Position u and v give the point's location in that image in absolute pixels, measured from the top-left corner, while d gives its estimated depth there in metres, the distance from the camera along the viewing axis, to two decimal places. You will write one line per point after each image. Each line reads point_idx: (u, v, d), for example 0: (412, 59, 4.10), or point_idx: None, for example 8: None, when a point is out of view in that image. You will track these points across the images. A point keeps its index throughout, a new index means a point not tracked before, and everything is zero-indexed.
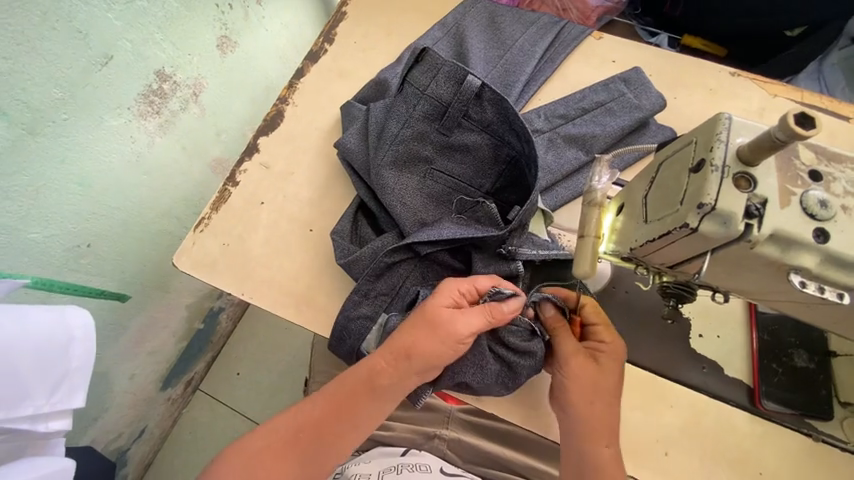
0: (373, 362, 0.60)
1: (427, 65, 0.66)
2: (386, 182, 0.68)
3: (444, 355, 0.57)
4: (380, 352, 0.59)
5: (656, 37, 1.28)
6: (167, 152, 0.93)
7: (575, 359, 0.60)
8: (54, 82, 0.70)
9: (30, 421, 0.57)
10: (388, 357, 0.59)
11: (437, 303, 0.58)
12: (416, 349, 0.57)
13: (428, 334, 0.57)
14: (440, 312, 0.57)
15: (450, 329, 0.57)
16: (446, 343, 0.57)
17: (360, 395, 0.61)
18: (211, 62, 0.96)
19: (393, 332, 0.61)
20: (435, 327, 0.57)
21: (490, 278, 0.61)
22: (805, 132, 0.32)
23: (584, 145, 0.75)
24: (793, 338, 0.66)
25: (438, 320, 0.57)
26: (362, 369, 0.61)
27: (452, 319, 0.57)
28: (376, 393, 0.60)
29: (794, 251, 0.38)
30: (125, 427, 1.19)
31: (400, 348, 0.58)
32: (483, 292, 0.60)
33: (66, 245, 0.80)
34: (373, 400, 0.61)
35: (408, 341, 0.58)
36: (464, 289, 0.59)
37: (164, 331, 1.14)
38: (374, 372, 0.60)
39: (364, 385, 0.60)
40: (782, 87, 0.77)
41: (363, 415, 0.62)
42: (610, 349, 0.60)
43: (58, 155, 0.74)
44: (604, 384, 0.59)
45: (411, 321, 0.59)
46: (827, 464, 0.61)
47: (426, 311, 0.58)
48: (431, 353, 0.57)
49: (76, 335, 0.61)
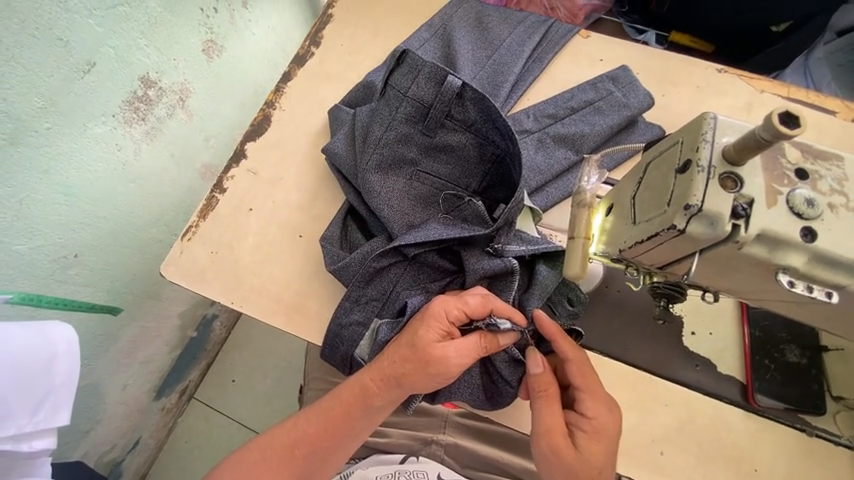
0: (365, 381, 0.59)
1: (407, 67, 0.65)
2: (371, 185, 0.67)
3: (436, 385, 0.57)
4: (371, 373, 0.59)
5: (644, 35, 1.28)
6: (153, 159, 0.92)
7: (553, 440, 0.58)
8: (36, 90, 0.68)
9: (12, 442, 0.56)
10: (377, 379, 0.59)
11: (427, 335, 0.56)
12: (407, 377, 0.57)
13: (419, 367, 0.56)
14: (430, 344, 0.56)
15: (442, 364, 0.56)
16: (437, 375, 0.56)
17: (351, 412, 0.61)
18: (197, 67, 0.94)
19: (383, 348, 0.61)
20: (425, 359, 0.56)
21: (481, 301, 0.57)
22: (788, 131, 0.31)
23: (573, 144, 0.74)
24: (785, 334, 0.66)
25: (427, 351, 0.56)
26: (354, 386, 0.60)
27: (444, 352, 0.56)
28: (367, 410, 0.60)
29: (781, 251, 0.38)
30: (119, 439, 1.17)
31: (391, 373, 0.58)
32: (473, 316, 0.57)
33: (51, 257, 0.79)
34: (365, 417, 0.61)
35: (400, 369, 0.57)
36: (453, 316, 0.57)
37: (156, 340, 1.12)
38: (363, 392, 0.60)
39: (356, 402, 0.60)
40: (769, 83, 0.77)
41: (355, 430, 0.62)
42: (591, 428, 0.57)
43: (42, 166, 0.73)
44: (585, 470, 0.57)
45: (402, 349, 0.57)
46: (821, 459, 0.61)
47: (415, 343, 0.56)
48: (422, 385, 0.57)
49: (59, 351, 0.59)
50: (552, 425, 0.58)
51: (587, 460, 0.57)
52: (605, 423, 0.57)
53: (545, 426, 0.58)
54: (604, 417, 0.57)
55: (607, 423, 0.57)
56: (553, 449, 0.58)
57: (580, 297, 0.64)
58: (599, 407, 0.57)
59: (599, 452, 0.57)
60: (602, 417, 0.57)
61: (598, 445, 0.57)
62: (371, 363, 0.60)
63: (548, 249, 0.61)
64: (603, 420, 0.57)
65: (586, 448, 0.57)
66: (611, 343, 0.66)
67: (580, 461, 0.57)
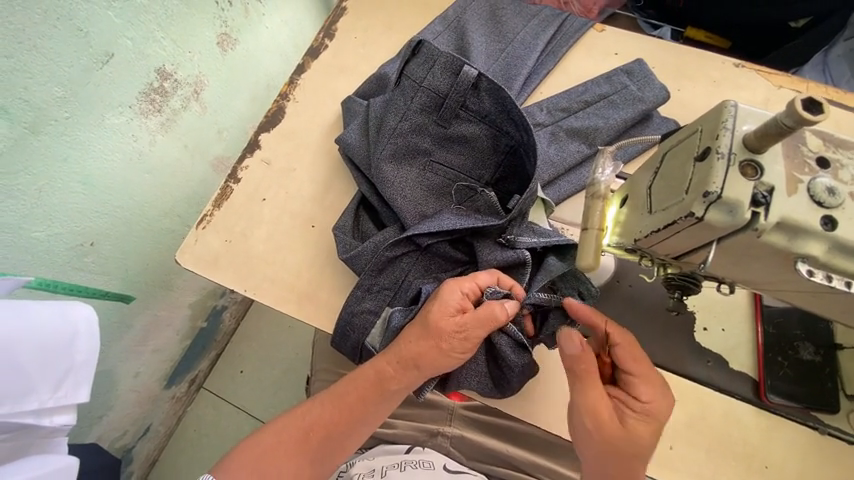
0: (381, 366, 0.60)
1: (423, 57, 0.65)
2: (384, 175, 0.67)
3: (452, 362, 0.58)
4: (387, 357, 0.60)
5: (659, 30, 1.26)
6: (168, 150, 0.93)
7: (599, 416, 0.57)
8: (56, 80, 0.70)
9: (34, 416, 0.59)
10: (394, 362, 0.59)
11: (440, 309, 0.57)
12: (422, 356, 0.58)
13: (435, 344, 0.57)
14: (442, 319, 0.57)
15: (456, 338, 0.57)
16: (453, 349, 0.57)
17: (368, 397, 0.61)
18: (211, 60, 0.95)
19: (396, 336, 0.61)
20: (439, 334, 0.57)
21: (488, 273, 0.60)
22: (811, 117, 0.31)
23: (587, 138, 0.74)
24: (799, 331, 0.66)
25: (441, 326, 0.57)
26: (369, 372, 0.61)
27: (457, 328, 0.57)
28: (383, 395, 0.61)
29: (800, 240, 0.37)
30: (130, 426, 1.19)
31: (407, 355, 0.58)
32: (483, 288, 0.60)
33: (69, 244, 0.81)
34: (382, 401, 0.62)
35: (415, 349, 0.58)
36: (467, 291, 0.59)
37: (168, 329, 1.14)
38: (380, 377, 0.60)
39: (372, 387, 0.61)
40: (787, 78, 0.76)
41: (371, 416, 0.63)
42: (643, 410, 0.57)
43: (61, 155, 0.74)
44: (630, 448, 0.57)
45: (416, 329, 0.58)
46: (832, 457, 0.60)
47: (429, 321, 0.57)
48: (437, 361, 0.58)
49: (79, 329, 0.62)
50: (600, 404, 0.57)
51: (632, 439, 0.57)
52: (655, 408, 0.57)
53: (592, 405, 0.57)
54: (657, 400, 0.58)
55: (660, 407, 0.57)
56: (598, 426, 0.57)
57: (592, 291, 0.63)
58: (653, 391, 0.58)
59: (649, 432, 0.57)
60: (656, 400, 0.57)
61: (646, 428, 0.57)
62: (387, 349, 0.60)
63: (560, 242, 0.61)
64: (654, 403, 0.57)
65: (634, 428, 0.57)
66: None
67: (627, 439, 0.57)
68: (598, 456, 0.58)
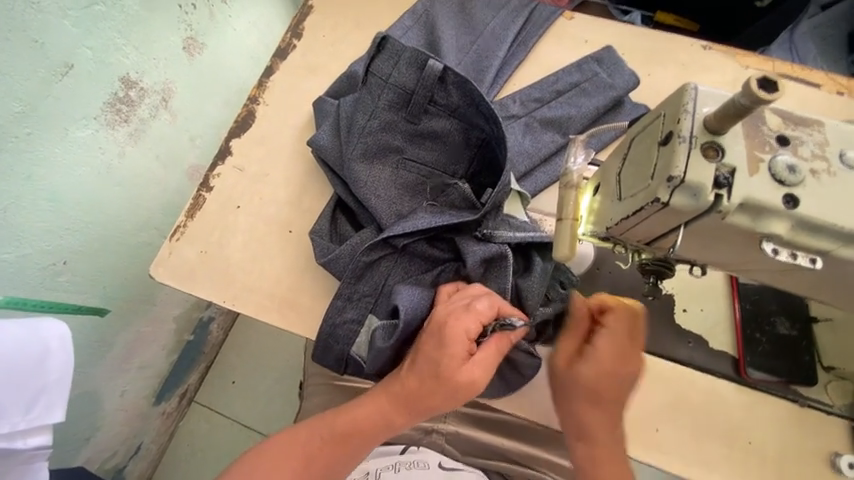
0: (384, 403, 0.61)
1: (388, 53, 0.64)
2: (357, 175, 0.66)
3: (459, 402, 0.59)
4: (391, 396, 0.60)
5: (630, 16, 1.27)
6: (138, 161, 0.90)
7: (573, 357, 0.60)
8: (13, 95, 0.67)
9: (7, 439, 0.56)
10: (399, 401, 0.60)
11: (450, 357, 0.56)
12: (428, 403, 0.58)
13: (445, 389, 0.57)
14: (453, 367, 0.56)
15: (466, 385, 0.57)
16: (462, 394, 0.57)
17: (371, 431, 0.62)
18: (178, 66, 0.92)
19: (394, 375, 0.62)
20: (449, 381, 0.57)
21: (489, 303, 0.58)
22: (767, 96, 0.31)
23: (560, 127, 0.74)
24: (776, 306, 0.67)
25: (448, 371, 0.57)
26: (371, 406, 0.61)
27: (468, 374, 0.57)
28: (386, 428, 0.62)
29: (764, 220, 0.38)
30: (120, 445, 1.17)
31: (414, 396, 0.59)
32: (487, 323, 0.58)
33: (39, 264, 0.78)
34: (381, 437, 0.63)
35: (423, 393, 0.58)
36: (472, 333, 0.57)
37: (153, 344, 1.12)
38: (383, 412, 0.61)
39: (374, 422, 0.61)
40: (753, 59, 0.77)
41: (372, 446, 0.63)
42: (607, 342, 0.58)
43: (24, 172, 0.71)
44: (601, 379, 0.58)
45: (422, 374, 0.58)
46: (813, 427, 0.62)
47: (439, 369, 0.57)
48: (444, 402, 0.58)
49: (52, 347, 0.59)
50: (571, 345, 0.60)
51: (601, 372, 0.58)
52: (620, 333, 0.59)
53: (566, 348, 0.60)
54: (620, 327, 0.59)
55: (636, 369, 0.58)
56: (569, 364, 0.59)
57: (572, 280, 0.66)
58: (615, 321, 0.59)
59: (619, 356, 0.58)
60: (618, 329, 0.59)
61: (614, 357, 0.58)
62: (390, 387, 0.61)
63: (536, 236, 0.61)
64: (617, 329, 0.59)
65: (601, 357, 0.58)
66: None
67: (599, 371, 0.58)
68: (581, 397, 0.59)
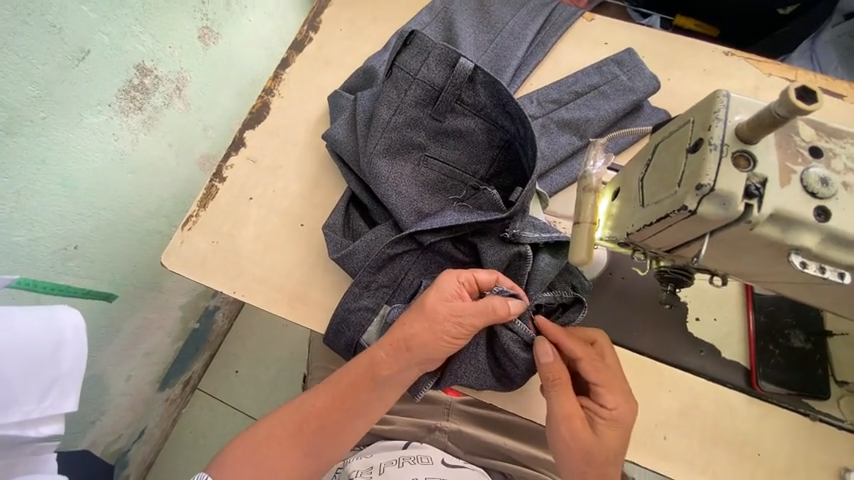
0: (373, 352, 0.59)
1: (417, 48, 0.64)
2: (378, 171, 0.65)
3: (443, 349, 0.57)
4: (381, 341, 0.59)
5: (649, 19, 1.25)
6: (151, 148, 0.90)
7: (570, 421, 0.59)
8: (30, 79, 0.67)
9: (19, 428, 0.57)
10: (387, 348, 0.58)
11: (437, 293, 0.57)
12: (414, 339, 0.57)
13: (428, 327, 0.56)
14: (439, 302, 0.57)
15: (447, 323, 0.56)
16: (445, 334, 0.56)
17: (362, 386, 0.60)
18: (194, 55, 0.92)
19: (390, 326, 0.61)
20: (433, 318, 0.56)
21: (490, 275, 0.59)
22: (805, 107, 0.31)
23: (578, 129, 0.73)
24: (790, 319, 0.66)
25: (435, 306, 0.57)
26: (363, 360, 0.60)
27: (452, 313, 0.56)
28: (376, 384, 0.59)
29: (793, 232, 0.37)
30: (124, 430, 1.18)
31: (400, 337, 0.57)
32: (483, 285, 0.59)
33: (50, 248, 0.78)
34: (373, 394, 0.60)
35: (409, 331, 0.57)
36: (464, 280, 0.58)
37: (159, 331, 1.12)
38: (373, 364, 0.59)
39: (365, 377, 0.60)
40: (777, 66, 0.76)
41: (364, 406, 0.61)
42: (611, 417, 0.58)
43: (38, 156, 0.72)
44: (601, 453, 0.59)
45: (411, 312, 0.58)
46: (822, 442, 0.61)
47: (425, 303, 0.57)
48: (430, 346, 0.57)
49: (66, 336, 0.60)
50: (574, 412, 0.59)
51: (601, 444, 0.58)
52: (624, 416, 0.58)
53: (565, 412, 0.59)
54: (624, 405, 0.58)
55: (628, 416, 0.58)
56: (572, 431, 0.59)
57: (584, 284, 0.64)
58: (618, 399, 0.58)
59: (619, 438, 0.58)
60: (621, 406, 0.58)
61: (620, 436, 0.58)
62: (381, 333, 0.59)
63: (561, 238, 0.61)
64: (624, 411, 0.58)
65: (605, 435, 0.58)
66: (615, 330, 0.66)
67: (598, 444, 0.58)
68: (574, 464, 0.60)
